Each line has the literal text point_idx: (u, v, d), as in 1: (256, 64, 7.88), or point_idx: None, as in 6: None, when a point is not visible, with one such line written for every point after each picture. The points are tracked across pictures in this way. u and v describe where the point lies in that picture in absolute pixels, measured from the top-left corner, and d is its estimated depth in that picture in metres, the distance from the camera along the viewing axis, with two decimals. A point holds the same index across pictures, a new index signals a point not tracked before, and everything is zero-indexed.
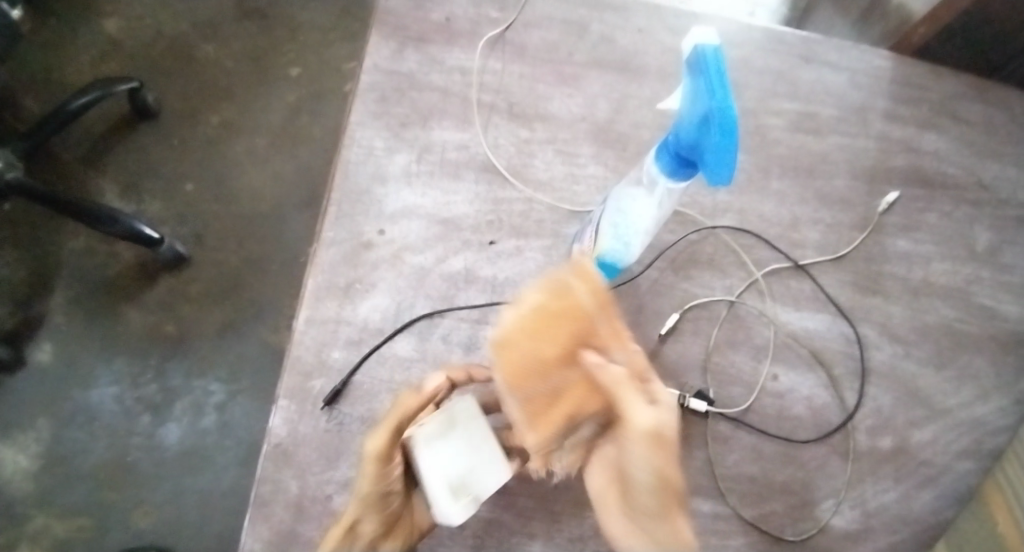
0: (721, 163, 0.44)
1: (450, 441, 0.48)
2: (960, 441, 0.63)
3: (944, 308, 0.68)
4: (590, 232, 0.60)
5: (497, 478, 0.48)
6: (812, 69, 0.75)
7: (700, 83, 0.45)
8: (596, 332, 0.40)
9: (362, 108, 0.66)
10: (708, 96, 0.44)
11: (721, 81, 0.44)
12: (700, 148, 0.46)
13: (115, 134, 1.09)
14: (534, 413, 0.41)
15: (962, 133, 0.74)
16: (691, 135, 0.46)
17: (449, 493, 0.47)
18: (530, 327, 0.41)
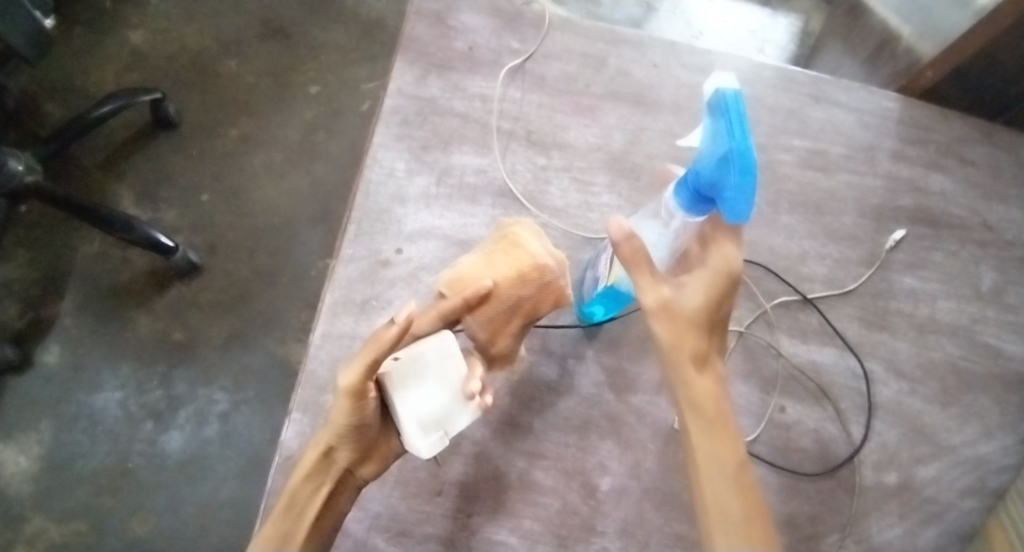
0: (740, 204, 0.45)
1: (426, 376, 0.49)
2: (964, 479, 0.64)
3: (949, 346, 0.68)
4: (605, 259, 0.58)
5: (468, 415, 0.48)
6: (823, 107, 0.76)
7: (721, 125, 0.45)
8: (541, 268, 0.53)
9: (385, 130, 0.68)
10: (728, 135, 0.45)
11: (742, 124, 0.45)
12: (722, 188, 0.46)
13: (135, 142, 1.11)
14: (487, 324, 0.53)
15: (968, 175, 0.76)
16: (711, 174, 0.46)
17: (417, 428, 0.48)
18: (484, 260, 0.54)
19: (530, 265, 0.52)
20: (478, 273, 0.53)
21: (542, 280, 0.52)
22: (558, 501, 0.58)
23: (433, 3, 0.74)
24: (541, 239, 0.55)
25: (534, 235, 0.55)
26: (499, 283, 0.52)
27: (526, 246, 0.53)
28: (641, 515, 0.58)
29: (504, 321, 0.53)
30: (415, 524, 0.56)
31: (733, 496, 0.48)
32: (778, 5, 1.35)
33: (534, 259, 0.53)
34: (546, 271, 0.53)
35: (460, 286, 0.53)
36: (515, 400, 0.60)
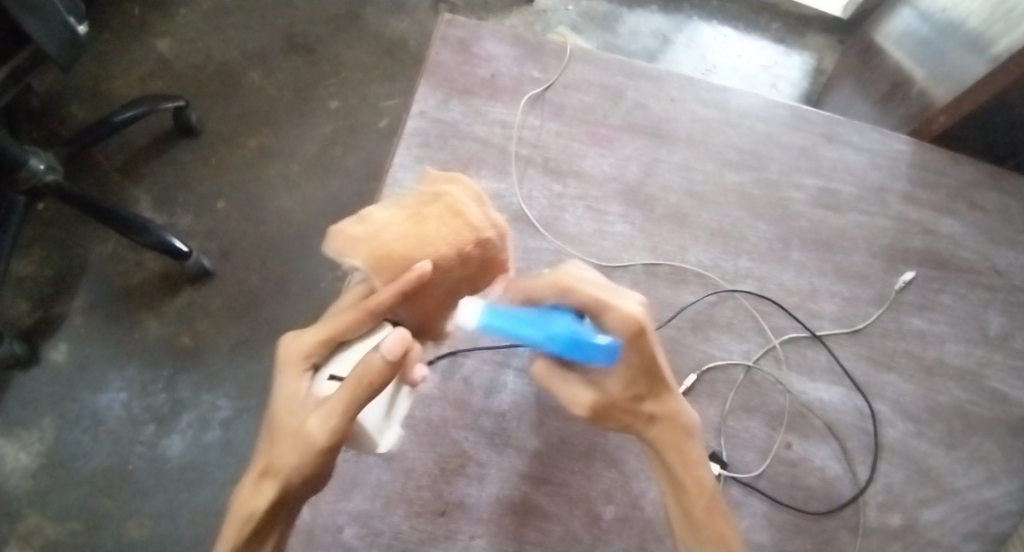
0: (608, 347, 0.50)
1: None
2: (968, 523, 0.64)
3: (956, 390, 0.69)
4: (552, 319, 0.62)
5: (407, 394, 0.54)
6: (836, 147, 0.77)
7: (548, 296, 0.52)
8: (482, 241, 0.51)
9: (406, 151, 0.69)
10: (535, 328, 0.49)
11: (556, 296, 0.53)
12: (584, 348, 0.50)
13: (154, 147, 1.12)
14: (417, 307, 0.49)
15: (979, 219, 0.76)
16: (570, 344, 0.50)
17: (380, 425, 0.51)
18: (420, 229, 0.49)
19: (472, 240, 0.50)
20: (412, 250, 0.48)
21: (483, 255, 0.51)
22: (560, 528, 0.57)
23: (458, 29, 0.75)
24: (482, 206, 0.52)
25: (472, 199, 0.52)
26: (439, 261, 0.49)
27: (469, 215, 0.51)
28: (643, 545, 0.58)
29: (433, 304, 0.50)
30: (417, 543, 0.56)
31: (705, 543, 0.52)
32: (792, 43, 1.36)
33: (477, 235, 0.50)
34: (486, 243, 0.51)
35: (390, 265, 0.47)
36: (522, 424, 0.60)
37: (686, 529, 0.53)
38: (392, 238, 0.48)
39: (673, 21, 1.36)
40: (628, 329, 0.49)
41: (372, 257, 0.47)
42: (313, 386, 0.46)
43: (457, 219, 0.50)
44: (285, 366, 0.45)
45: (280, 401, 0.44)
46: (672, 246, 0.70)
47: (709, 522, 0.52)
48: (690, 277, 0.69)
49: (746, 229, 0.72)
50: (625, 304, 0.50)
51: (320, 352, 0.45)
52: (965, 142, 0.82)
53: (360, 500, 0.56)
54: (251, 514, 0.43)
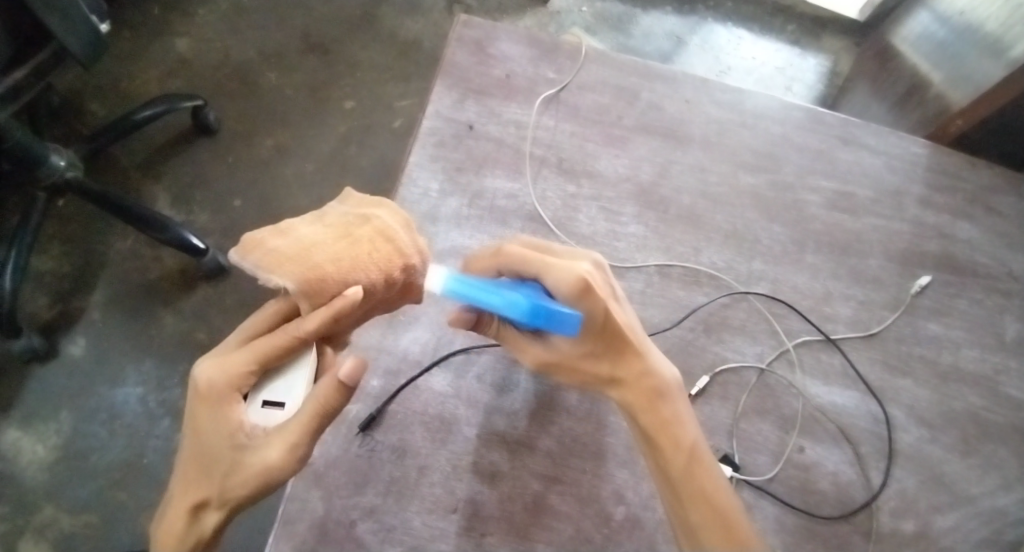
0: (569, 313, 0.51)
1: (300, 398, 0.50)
2: (981, 530, 0.63)
3: (971, 395, 0.68)
4: None
5: None
6: (852, 150, 0.77)
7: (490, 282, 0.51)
8: (411, 265, 0.51)
9: (421, 151, 0.69)
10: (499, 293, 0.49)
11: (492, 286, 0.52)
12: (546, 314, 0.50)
13: (173, 146, 1.13)
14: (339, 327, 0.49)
15: (996, 224, 0.76)
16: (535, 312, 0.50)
17: None
18: (351, 253, 0.48)
19: (401, 265, 0.50)
20: (344, 274, 0.47)
21: (408, 281, 0.51)
22: (571, 527, 0.58)
23: (474, 30, 0.75)
24: (411, 232, 0.52)
25: (403, 225, 0.52)
26: (366, 287, 0.49)
27: (399, 241, 0.50)
28: (653, 546, 0.58)
29: (355, 322, 0.51)
30: (428, 540, 0.56)
31: (695, 501, 0.53)
32: (808, 45, 1.36)
33: (406, 262, 0.50)
34: (412, 269, 0.51)
35: (318, 290, 0.46)
36: (533, 422, 0.60)
37: (672, 490, 0.54)
38: (321, 260, 0.47)
39: (688, 23, 1.35)
40: (569, 288, 0.52)
41: (302, 281, 0.46)
42: (248, 414, 0.47)
43: (388, 243, 0.50)
44: (217, 403, 0.45)
45: (217, 433, 0.46)
46: (686, 248, 0.70)
47: (691, 481, 0.53)
48: (703, 279, 0.69)
49: (760, 231, 0.72)
50: (566, 265, 0.53)
51: (251, 380, 0.46)
52: (982, 146, 0.82)
53: (373, 495, 0.56)
54: (202, 535, 0.48)
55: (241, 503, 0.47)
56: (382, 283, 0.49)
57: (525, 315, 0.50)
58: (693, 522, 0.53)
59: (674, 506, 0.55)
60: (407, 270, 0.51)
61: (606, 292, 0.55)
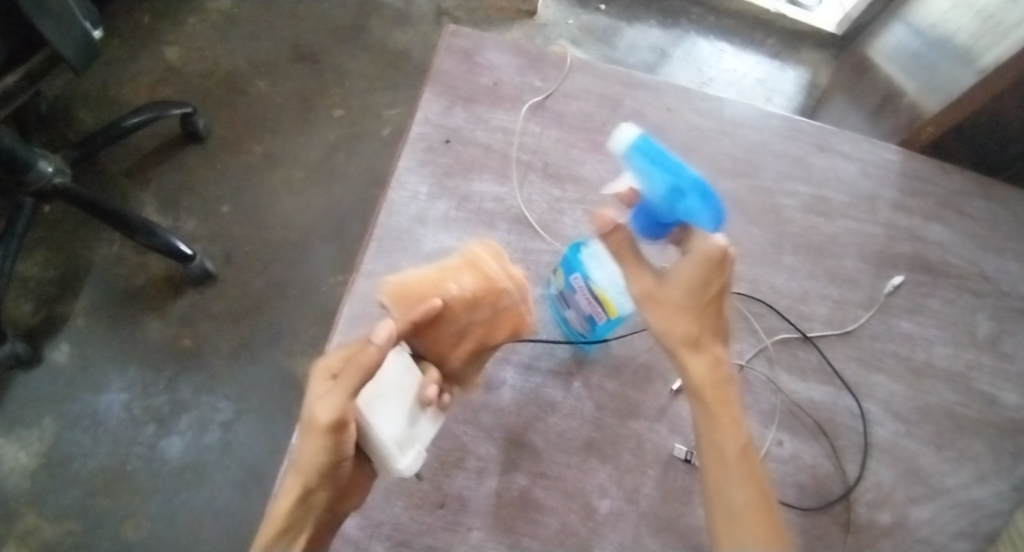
0: (713, 212, 0.50)
1: (390, 398, 0.51)
2: (957, 521, 0.65)
3: (945, 391, 0.70)
4: (585, 298, 0.59)
5: (431, 422, 0.52)
6: (828, 156, 0.79)
7: (657, 164, 0.51)
8: (500, 290, 0.54)
9: (410, 155, 0.70)
10: (671, 173, 0.50)
11: (664, 160, 0.51)
12: (677, 214, 0.51)
13: (161, 153, 1.14)
14: (431, 339, 0.54)
15: (965, 227, 0.79)
16: (666, 206, 0.51)
17: (396, 446, 0.50)
18: (439, 273, 0.54)
19: (488, 288, 0.53)
20: (429, 293, 0.53)
21: (496, 307, 0.54)
22: (556, 521, 0.59)
23: (462, 39, 0.77)
24: (501, 262, 0.55)
25: (494, 256, 0.56)
26: (450, 303, 0.53)
27: (488, 269, 0.54)
28: (638, 539, 0.59)
29: (449, 344, 0.54)
30: (417, 534, 0.57)
31: (739, 488, 0.51)
32: (787, 58, 1.40)
33: (491, 285, 0.53)
34: (505, 295, 0.54)
35: (409, 300, 0.53)
36: (519, 419, 0.61)
37: (710, 448, 0.53)
38: (416, 277, 0.54)
39: (671, 36, 1.39)
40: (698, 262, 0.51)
41: (394, 295, 0.53)
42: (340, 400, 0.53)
43: (477, 269, 0.54)
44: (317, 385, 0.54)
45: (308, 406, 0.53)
46: None
47: (733, 472, 0.52)
48: None
49: (740, 234, 0.74)
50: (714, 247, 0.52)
51: None
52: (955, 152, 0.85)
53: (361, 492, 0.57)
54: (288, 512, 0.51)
55: (308, 470, 0.50)
56: (466, 304, 0.53)
57: (638, 223, 0.54)
58: (732, 508, 0.51)
59: (710, 495, 0.52)
60: (496, 293, 0.54)
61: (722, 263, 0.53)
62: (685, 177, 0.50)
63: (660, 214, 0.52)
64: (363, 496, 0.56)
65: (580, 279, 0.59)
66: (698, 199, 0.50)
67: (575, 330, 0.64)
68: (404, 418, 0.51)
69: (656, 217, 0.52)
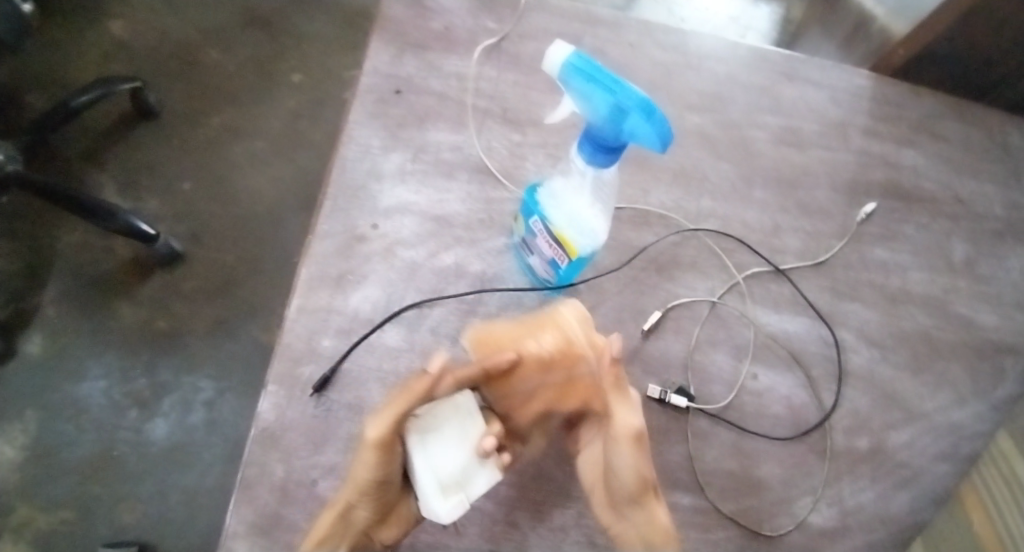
0: (660, 129, 0.47)
1: (447, 439, 0.51)
2: (936, 444, 0.65)
3: (922, 316, 0.70)
4: (546, 243, 0.58)
5: (488, 476, 0.50)
6: (797, 85, 0.77)
7: (593, 85, 0.49)
8: (575, 352, 0.55)
9: (361, 108, 0.68)
10: (611, 93, 0.48)
11: (603, 78, 0.48)
12: (622, 136, 0.49)
13: (115, 132, 1.11)
14: (502, 395, 0.55)
15: (939, 150, 0.77)
16: (610, 129, 0.49)
17: (440, 491, 0.50)
18: (524, 329, 0.56)
19: (563, 349, 0.55)
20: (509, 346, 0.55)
21: (569, 371, 0.55)
22: (533, 468, 0.58)
23: None
24: (586, 326, 0.56)
25: (580, 319, 0.56)
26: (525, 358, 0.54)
27: (570, 333, 0.55)
28: None
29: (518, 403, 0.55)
30: None
31: None
32: None
33: (570, 349, 0.55)
34: (579, 362, 0.55)
35: (488, 350, 0.56)
36: None
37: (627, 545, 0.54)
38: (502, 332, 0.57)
39: None
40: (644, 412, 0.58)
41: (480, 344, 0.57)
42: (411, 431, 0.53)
43: (557, 328, 0.56)
44: None
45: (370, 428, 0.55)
46: (635, 189, 0.70)
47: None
48: (654, 219, 0.69)
49: (708, 170, 0.72)
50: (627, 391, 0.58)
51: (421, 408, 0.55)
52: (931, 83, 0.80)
53: (333, 454, 0.55)
54: (332, 529, 0.51)
55: (355, 489, 0.50)
56: (541, 362, 0.54)
57: (587, 154, 0.51)
58: None
59: None
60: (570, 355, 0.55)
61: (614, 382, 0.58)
62: (626, 95, 0.47)
63: (602, 138, 0.49)
64: (406, 528, 0.54)
65: (539, 222, 0.58)
66: (642, 117, 0.47)
67: (540, 276, 0.63)
68: (456, 464, 0.50)
69: (600, 142, 0.50)
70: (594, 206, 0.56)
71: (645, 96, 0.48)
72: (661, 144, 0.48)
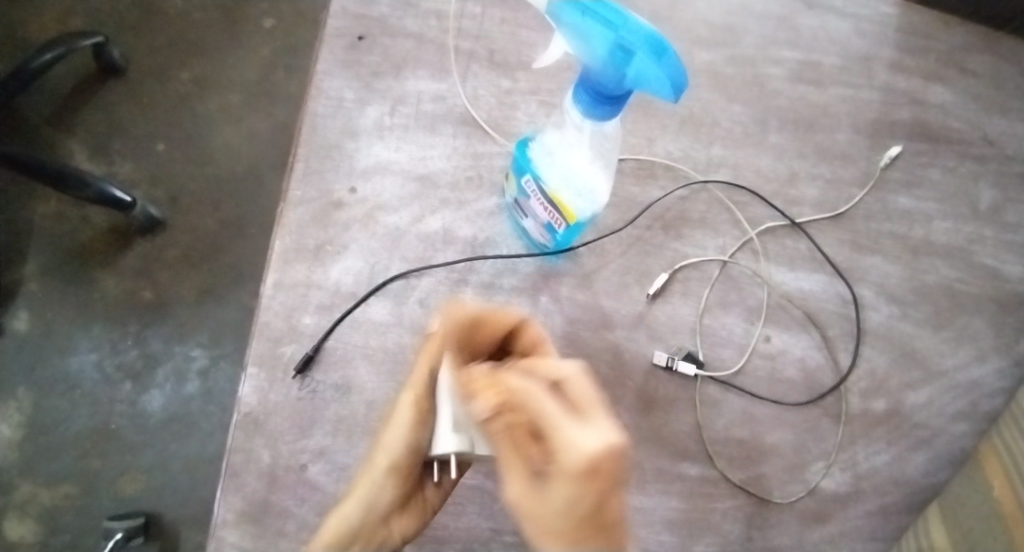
0: (672, 73, 0.41)
1: None
2: (956, 403, 0.62)
3: (945, 268, 0.65)
4: (540, 207, 0.54)
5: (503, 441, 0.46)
6: (815, 15, 0.71)
7: (591, 21, 0.42)
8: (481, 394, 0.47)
9: (331, 56, 0.62)
10: (613, 30, 0.41)
11: (605, 10, 0.42)
12: (627, 83, 0.43)
13: (82, 92, 1.05)
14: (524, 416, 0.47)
15: (967, 86, 0.71)
16: (614, 74, 0.42)
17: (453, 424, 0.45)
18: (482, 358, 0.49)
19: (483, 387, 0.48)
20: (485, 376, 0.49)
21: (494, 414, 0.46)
22: None
23: None
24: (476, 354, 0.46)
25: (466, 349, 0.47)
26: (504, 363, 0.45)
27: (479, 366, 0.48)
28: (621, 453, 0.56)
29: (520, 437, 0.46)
30: None
31: None
32: None
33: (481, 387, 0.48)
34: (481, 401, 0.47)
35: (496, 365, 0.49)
36: None
37: None
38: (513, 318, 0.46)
39: None
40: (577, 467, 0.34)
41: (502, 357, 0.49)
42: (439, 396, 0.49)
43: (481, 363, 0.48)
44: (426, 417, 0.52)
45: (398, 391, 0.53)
46: (639, 138, 0.64)
47: None
48: (658, 171, 0.63)
49: (718, 113, 0.66)
50: (571, 433, 0.35)
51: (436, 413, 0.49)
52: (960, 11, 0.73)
53: (321, 437, 0.52)
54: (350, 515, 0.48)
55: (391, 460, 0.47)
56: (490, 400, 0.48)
57: (583, 103, 0.45)
58: None
59: None
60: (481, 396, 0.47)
61: (566, 409, 0.37)
62: (632, 31, 0.41)
63: (603, 87, 0.43)
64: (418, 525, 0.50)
65: (534, 183, 0.53)
66: (651, 59, 0.41)
67: (536, 240, 0.58)
68: None
69: (600, 92, 0.44)
70: (593, 162, 0.52)
71: (654, 32, 0.41)
72: (673, 92, 0.42)
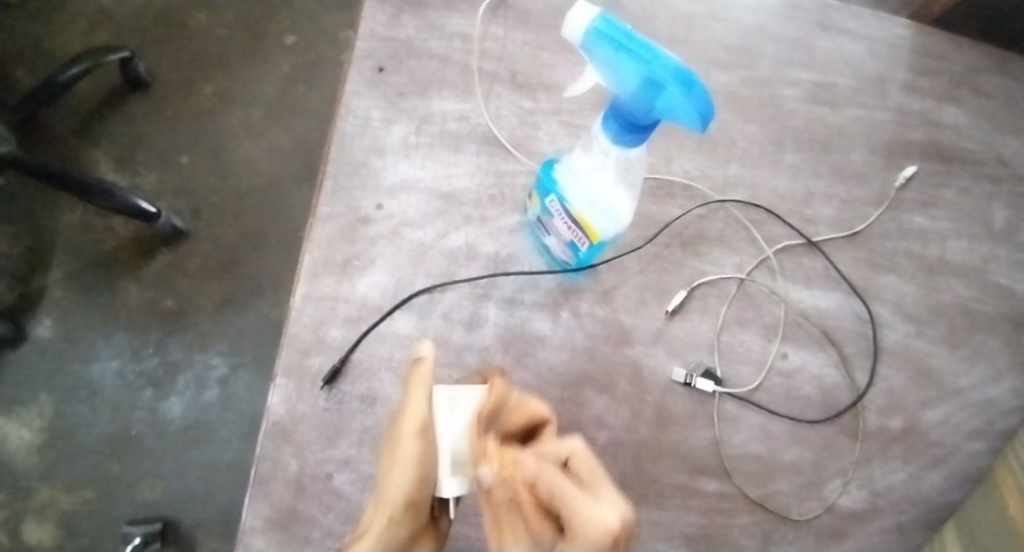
0: (700, 104, 0.43)
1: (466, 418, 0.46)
2: (971, 422, 0.62)
3: (960, 288, 0.66)
4: (563, 225, 0.56)
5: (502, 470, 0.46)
6: (831, 37, 0.72)
7: (622, 56, 0.43)
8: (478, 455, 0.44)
9: (358, 76, 0.63)
10: (644, 64, 0.43)
11: (636, 45, 0.43)
12: (655, 113, 0.44)
13: (109, 105, 1.07)
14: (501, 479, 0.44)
15: (981, 107, 0.72)
16: (643, 105, 0.44)
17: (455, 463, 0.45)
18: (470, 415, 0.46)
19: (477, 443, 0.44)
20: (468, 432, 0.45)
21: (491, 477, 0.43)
22: None
23: None
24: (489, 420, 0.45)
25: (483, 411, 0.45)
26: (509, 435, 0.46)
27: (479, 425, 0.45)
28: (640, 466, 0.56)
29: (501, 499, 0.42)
30: None
31: None
32: None
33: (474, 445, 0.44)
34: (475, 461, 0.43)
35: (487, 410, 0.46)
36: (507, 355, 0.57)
37: None
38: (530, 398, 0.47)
39: None
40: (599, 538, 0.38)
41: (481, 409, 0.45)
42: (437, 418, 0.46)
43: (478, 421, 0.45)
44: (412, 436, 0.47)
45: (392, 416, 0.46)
46: (658, 157, 0.65)
47: None
48: (677, 190, 0.65)
49: (736, 133, 0.67)
50: (592, 507, 0.38)
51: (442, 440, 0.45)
52: (972, 33, 0.75)
53: (346, 447, 0.53)
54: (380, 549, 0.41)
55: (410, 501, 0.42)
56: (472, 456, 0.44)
57: (613, 131, 0.46)
58: None
59: None
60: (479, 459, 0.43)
61: (577, 486, 0.40)
62: (662, 65, 0.42)
63: (633, 116, 0.45)
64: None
65: (558, 203, 0.55)
66: (680, 91, 0.42)
67: (558, 257, 0.60)
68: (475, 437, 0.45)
69: (630, 121, 0.45)
70: (618, 186, 0.53)
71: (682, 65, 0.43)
72: (701, 122, 0.44)
